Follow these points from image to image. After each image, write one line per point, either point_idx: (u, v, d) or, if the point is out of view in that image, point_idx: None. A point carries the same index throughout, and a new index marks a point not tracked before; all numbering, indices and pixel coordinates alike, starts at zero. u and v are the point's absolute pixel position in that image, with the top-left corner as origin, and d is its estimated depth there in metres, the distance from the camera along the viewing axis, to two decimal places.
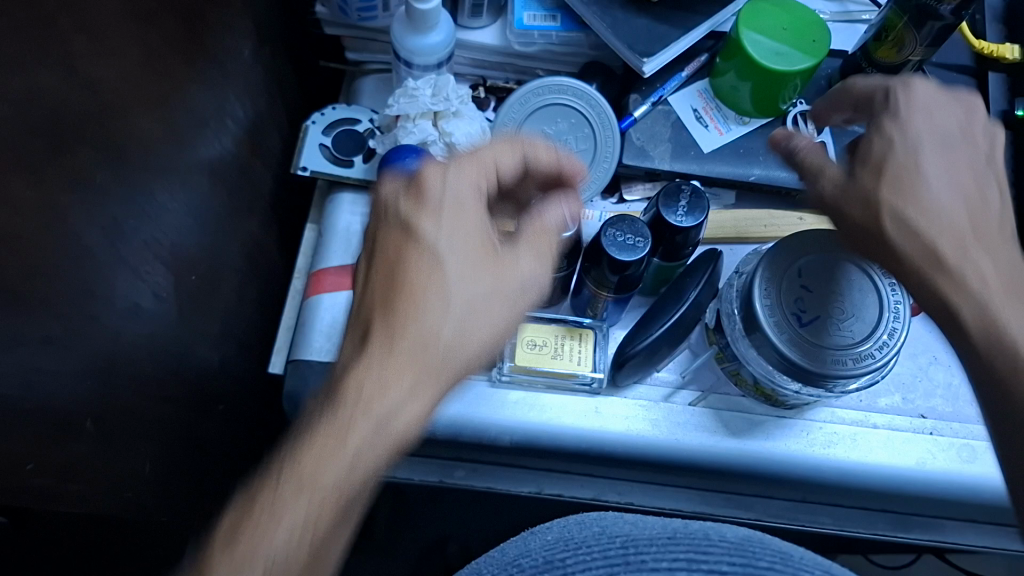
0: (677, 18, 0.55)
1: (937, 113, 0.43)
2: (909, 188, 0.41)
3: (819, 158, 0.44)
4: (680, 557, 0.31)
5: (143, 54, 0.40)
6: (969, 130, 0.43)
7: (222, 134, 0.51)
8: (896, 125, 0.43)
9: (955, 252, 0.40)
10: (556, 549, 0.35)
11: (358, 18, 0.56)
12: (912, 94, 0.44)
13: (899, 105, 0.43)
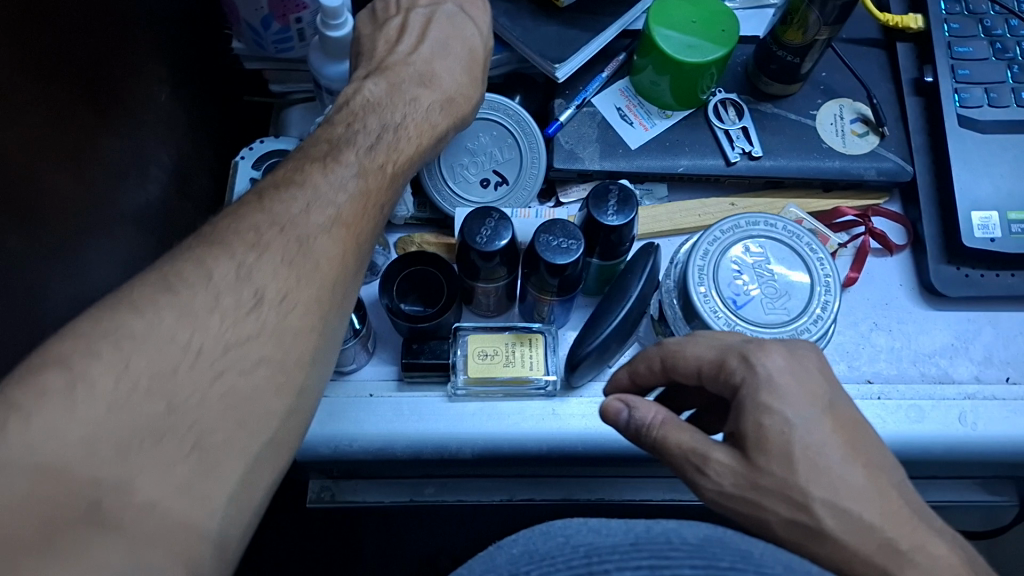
0: (586, 22, 0.56)
1: (801, 388, 0.40)
2: (823, 480, 0.38)
3: (691, 444, 0.40)
4: (642, 565, 0.28)
5: (47, 113, 0.40)
6: (834, 405, 0.41)
7: (145, 180, 0.51)
8: (785, 430, 0.39)
9: (813, 426, 0.39)
10: (522, 561, 0.31)
11: (275, 49, 0.57)
12: (765, 365, 0.41)
13: (767, 372, 0.41)
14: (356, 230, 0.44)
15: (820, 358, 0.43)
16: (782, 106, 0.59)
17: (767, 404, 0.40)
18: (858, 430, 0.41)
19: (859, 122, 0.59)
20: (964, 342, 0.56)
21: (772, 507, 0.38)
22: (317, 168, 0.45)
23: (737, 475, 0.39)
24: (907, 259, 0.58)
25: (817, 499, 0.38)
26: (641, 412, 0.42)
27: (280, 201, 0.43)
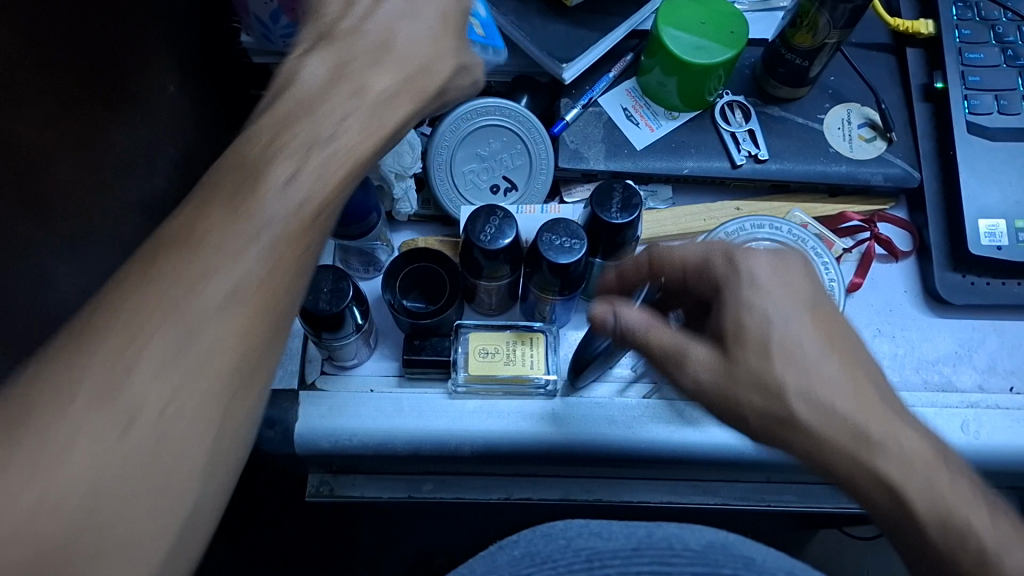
0: (594, 22, 0.56)
1: (783, 288, 0.43)
2: (797, 368, 0.41)
3: (667, 341, 0.43)
4: (643, 572, 0.32)
5: (58, 102, 0.40)
6: (815, 308, 0.43)
7: (153, 172, 0.51)
8: (763, 325, 0.42)
9: (794, 329, 0.42)
10: (523, 564, 0.34)
11: (283, 44, 0.57)
12: (751, 268, 0.43)
13: (750, 271, 0.43)
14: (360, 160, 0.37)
15: (806, 261, 0.45)
16: (790, 109, 0.59)
17: (749, 301, 0.42)
18: (838, 324, 0.43)
19: (867, 127, 0.58)
20: (967, 350, 0.55)
21: (746, 398, 0.41)
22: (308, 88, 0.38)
23: (715, 369, 0.42)
24: (912, 265, 0.58)
25: (792, 391, 0.41)
26: (625, 317, 0.44)
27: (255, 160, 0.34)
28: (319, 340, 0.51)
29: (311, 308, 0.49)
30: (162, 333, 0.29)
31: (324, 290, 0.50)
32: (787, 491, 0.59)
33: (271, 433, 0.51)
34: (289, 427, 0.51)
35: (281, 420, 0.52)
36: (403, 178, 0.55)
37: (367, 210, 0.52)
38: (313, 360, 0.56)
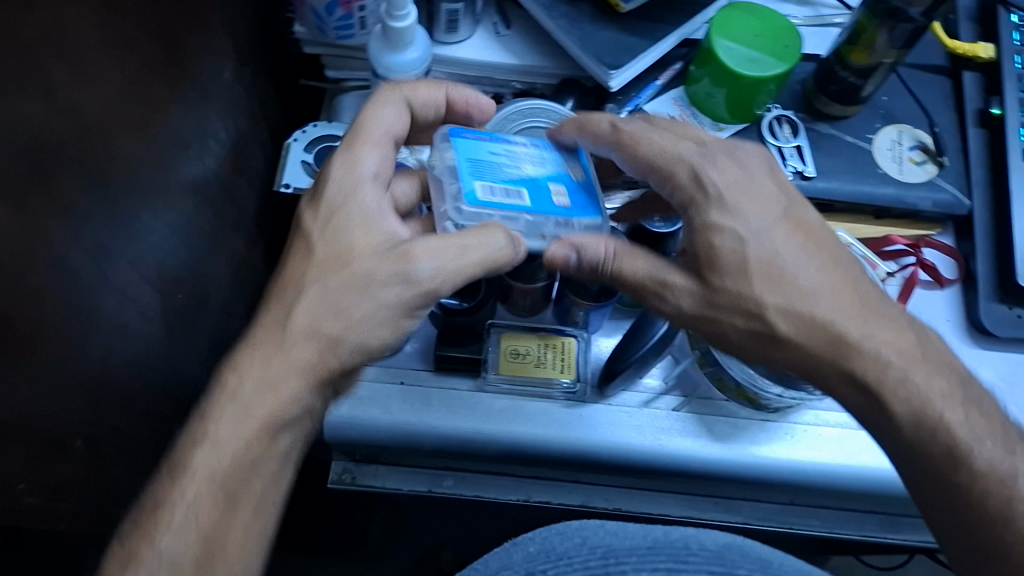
0: (645, 29, 0.56)
1: (751, 203, 0.43)
2: (778, 287, 0.42)
3: (643, 274, 0.44)
4: (658, 568, 0.30)
5: (122, 80, 0.41)
6: (783, 219, 0.44)
7: (205, 154, 0.53)
8: (736, 248, 0.42)
9: (764, 264, 0.42)
10: (537, 559, 0.32)
11: (336, 36, 0.58)
12: (713, 179, 0.44)
13: (715, 190, 0.43)
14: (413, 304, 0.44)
15: (772, 168, 0.46)
16: (839, 127, 0.58)
17: (718, 224, 0.43)
18: (806, 226, 0.44)
19: (918, 150, 0.57)
20: (1010, 384, 0.53)
21: (726, 318, 0.43)
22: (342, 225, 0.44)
23: (693, 297, 0.44)
24: (957, 294, 0.56)
25: (771, 307, 0.42)
26: (590, 247, 0.44)
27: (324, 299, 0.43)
28: None
29: None
30: (261, 429, 0.41)
31: None
32: (810, 516, 0.58)
33: None
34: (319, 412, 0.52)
35: None
36: None
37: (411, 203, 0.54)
38: None
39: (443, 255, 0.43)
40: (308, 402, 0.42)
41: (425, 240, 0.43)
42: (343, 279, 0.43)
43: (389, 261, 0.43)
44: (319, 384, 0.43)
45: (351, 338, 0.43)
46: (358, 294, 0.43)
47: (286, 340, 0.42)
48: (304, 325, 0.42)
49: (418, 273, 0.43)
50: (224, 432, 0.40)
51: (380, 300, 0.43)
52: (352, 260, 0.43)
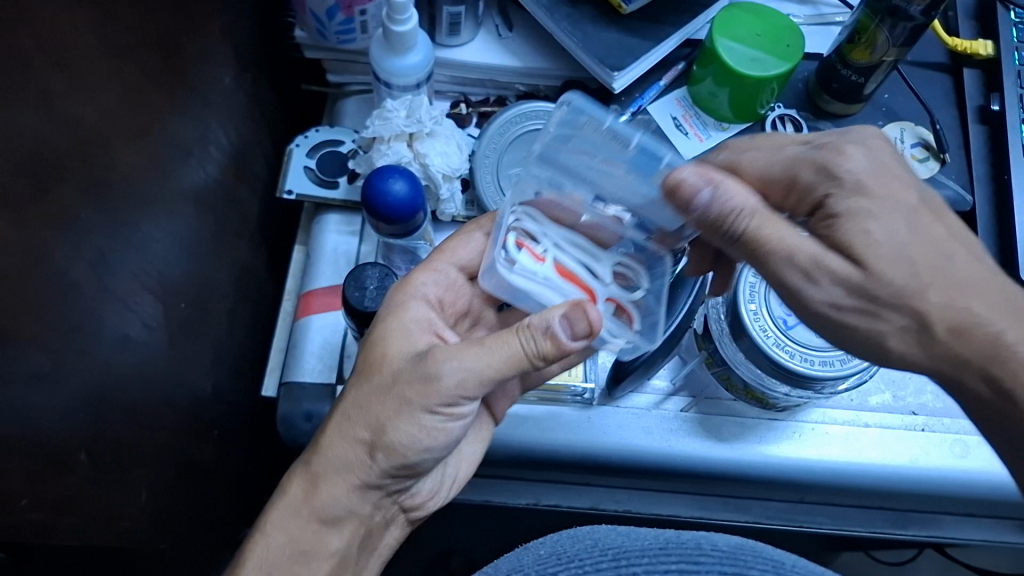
0: (647, 30, 0.56)
1: (886, 188, 0.39)
2: (937, 277, 0.37)
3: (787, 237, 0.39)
4: (671, 568, 0.29)
5: (123, 88, 0.41)
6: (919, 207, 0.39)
7: (205, 161, 0.52)
8: (891, 235, 0.38)
9: (922, 258, 0.38)
10: (549, 562, 0.32)
11: (337, 40, 0.57)
12: (848, 168, 0.40)
13: (852, 176, 0.39)
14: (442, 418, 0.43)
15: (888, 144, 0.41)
16: (842, 125, 0.58)
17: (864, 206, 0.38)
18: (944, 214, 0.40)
19: (920, 147, 0.57)
20: None
21: (889, 315, 0.38)
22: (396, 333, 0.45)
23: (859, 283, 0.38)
24: None
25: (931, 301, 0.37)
26: (727, 191, 0.41)
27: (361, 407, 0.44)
28: (360, 336, 0.51)
29: (355, 303, 0.48)
30: (314, 522, 0.44)
31: (369, 287, 0.49)
32: (819, 513, 0.56)
33: (307, 427, 0.51)
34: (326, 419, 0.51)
35: (317, 413, 0.51)
36: (451, 179, 0.55)
37: (413, 211, 0.50)
38: (351, 355, 0.54)
39: (470, 358, 0.42)
40: (354, 506, 0.46)
41: (460, 347, 0.42)
42: (376, 393, 0.43)
43: (414, 378, 0.42)
44: (359, 496, 0.45)
45: (385, 448, 0.43)
46: (402, 416, 0.42)
47: (326, 439, 0.44)
48: (332, 444, 0.43)
49: (444, 390, 0.42)
50: (276, 524, 0.44)
51: (407, 411, 0.42)
52: (381, 376, 0.43)
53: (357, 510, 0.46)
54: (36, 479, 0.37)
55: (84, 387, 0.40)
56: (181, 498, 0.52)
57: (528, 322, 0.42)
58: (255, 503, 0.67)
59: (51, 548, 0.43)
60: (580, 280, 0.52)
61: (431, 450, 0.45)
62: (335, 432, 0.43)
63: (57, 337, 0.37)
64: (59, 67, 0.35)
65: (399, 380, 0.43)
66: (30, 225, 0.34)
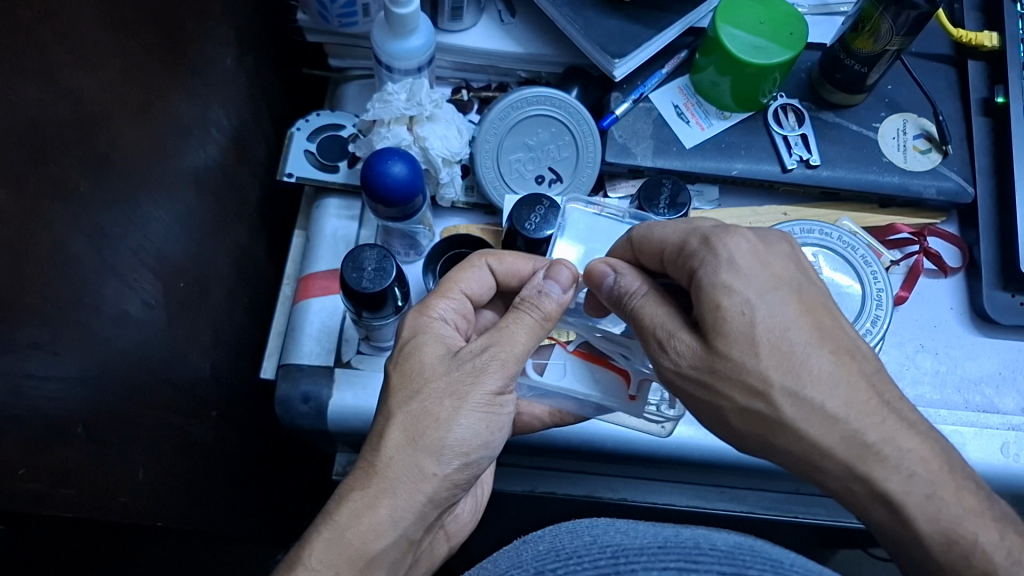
0: (649, 18, 0.56)
1: (755, 263, 0.40)
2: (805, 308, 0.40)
3: (654, 314, 0.43)
4: (669, 565, 0.27)
5: (123, 63, 0.41)
6: (795, 292, 0.40)
7: (205, 142, 0.52)
8: (753, 289, 0.39)
9: None
10: (547, 559, 0.29)
11: (338, 23, 0.57)
12: (724, 245, 0.41)
13: (725, 249, 0.41)
14: (485, 390, 0.43)
15: (793, 248, 0.42)
16: (845, 115, 0.58)
17: (724, 283, 0.40)
18: (818, 307, 0.41)
19: (922, 138, 0.58)
20: (1012, 372, 0.53)
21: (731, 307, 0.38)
22: (422, 321, 0.46)
23: (696, 357, 0.41)
24: (961, 282, 0.56)
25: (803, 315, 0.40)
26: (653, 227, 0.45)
27: (435, 402, 0.42)
28: (358, 319, 0.51)
29: (354, 284, 0.48)
30: (357, 557, 0.39)
31: (367, 269, 0.49)
32: (814, 504, 0.57)
33: (305, 408, 0.51)
34: (323, 403, 0.51)
35: (315, 395, 0.51)
36: (451, 164, 0.56)
37: (412, 195, 0.50)
38: (350, 339, 0.54)
39: (509, 342, 0.44)
40: (409, 528, 0.41)
41: (488, 339, 0.44)
42: (441, 399, 0.42)
43: (465, 373, 0.43)
44: (420, 512, 0.41)
45: (450, 448, 0.42)
46: (464, 408, 0.42)
47: (386, 456, 0.41)
48: (396, 459, 0.41)
49: (491, 379, 0.43)
50: (320, 557, 0.39)
51: (464, 404, 0.42)
52: (438, 380, 0.43)
53: (410, 534, 0.41)
54: (32, 449, 0.38)
55: (81, 363, 0.40)
56: (178, 477, 0.52)
57: (522, 299, 0.46)
58: (252, 487, 0.67)
59: (48, 521, 0.43)
60: (612, 363, 0.53)
61: (490, 445, 0.44)
62: (404, 437, 0.41)
63: (55, 311, 0.37)
64: (60, 39, 0.35)
65: (460, 371, 0.43)
66: (28, 198, 0.34)
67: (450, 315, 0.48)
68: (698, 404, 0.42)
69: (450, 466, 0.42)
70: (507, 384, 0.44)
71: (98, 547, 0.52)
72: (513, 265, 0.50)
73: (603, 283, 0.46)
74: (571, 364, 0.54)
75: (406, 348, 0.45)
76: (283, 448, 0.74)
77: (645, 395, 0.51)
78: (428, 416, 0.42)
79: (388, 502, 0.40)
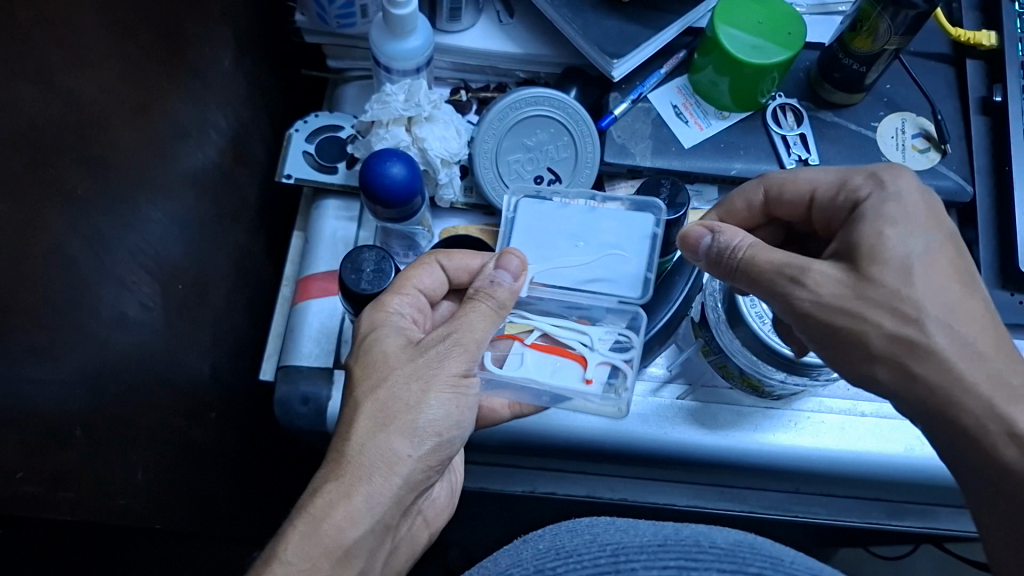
0: (647, 18, 0.56)
1: (923, 211, 0.41)
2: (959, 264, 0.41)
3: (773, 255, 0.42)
4: (669, 563, 0.27)
5: (120, 64, 0.41)
6: (948, 241, 0.41)
7: (203, 143, 0.52)
8: (907, 238, 0.40)
9: None
10: (547, 558, 0.29)
11: (337, 24, 0.57)
12: (895, 186, 0.42)
13: (895, 189, 0.42)
14: (450, 373, 0.44)
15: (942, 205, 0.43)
16: (843, 115, 0.58)
17: (890, 216, 0.41)
18: (965, 266, 0.41)
19: (921, 138, 0.58)
20: None
21: None
22: (377, 315, 0.46)
23: (841, 285, 0.40)
24: None
25: (953, 262, 0.40)
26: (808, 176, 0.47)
27: (403, 387, 0.43)
28: (357, 320, 0.51)
29: (354, 286, 0.48)
30: (334, 549, 0.39)
31: (366, 270, 0.49)
32: (816, 503, 0.56)
33: (304, 410, 0.51)
34: (322, 404, 0.51)
35: (314, 396, 0.51)
36: (449, 164, 0.56)
37: (411, 195, 0.50)
38: (348, 339, 0.54)
39: (468, 329, 0.45)
40: (386, 514, 0.41)
41: (449, 327, 0.45)
42: (405, 383, 0.43)
43: (429, 358, 0.44)
44: (396, 497, 0.42)
45: (420, 431, 0.42)
46: (430, 391, 0.43)
47: (358, 445, 0.41)
48: (367, 446, 0.41)
49: (454, 362, 0.44)
50: (297, 552, 0.38)
51: (431, 387, 0.43)
52: (402, 367, 0.44)
53: (387, 519, 0.42)
54: (31, 452, 0.37)
55: (79, 365, 0.40)
56: (177, 478, 0.52)
57: (475, 289, 0.46)
58: (252, 488, 0.67)
59: (47, 523, 0.43)
60: (573, 352, 0.50)
61: (462, 425, 0.44)
62: (374, 424, 0.42)
63: (53, 314, 0.37)
64: (57, 42, 0.35)
65: (422, 357, 0.44)
66: (25, 201, 0.34)
67: (405, 312, 0.48)
68: (837, 337, 0.41)
69: (423, 446, 0.43)
70: (472, 366, 0.45)
71: (97, 550, 0.52)
72: (462, 261, 0.50)
73: (699, 245, 0.46)
74: (529, 355, 0.51)
75: (368, 341, 0.45)
76: (282, 449, 0.74)
77: (600, 377, 0.49)
78: (394, 401, 0.42)
79: (365, 488, 0.40)
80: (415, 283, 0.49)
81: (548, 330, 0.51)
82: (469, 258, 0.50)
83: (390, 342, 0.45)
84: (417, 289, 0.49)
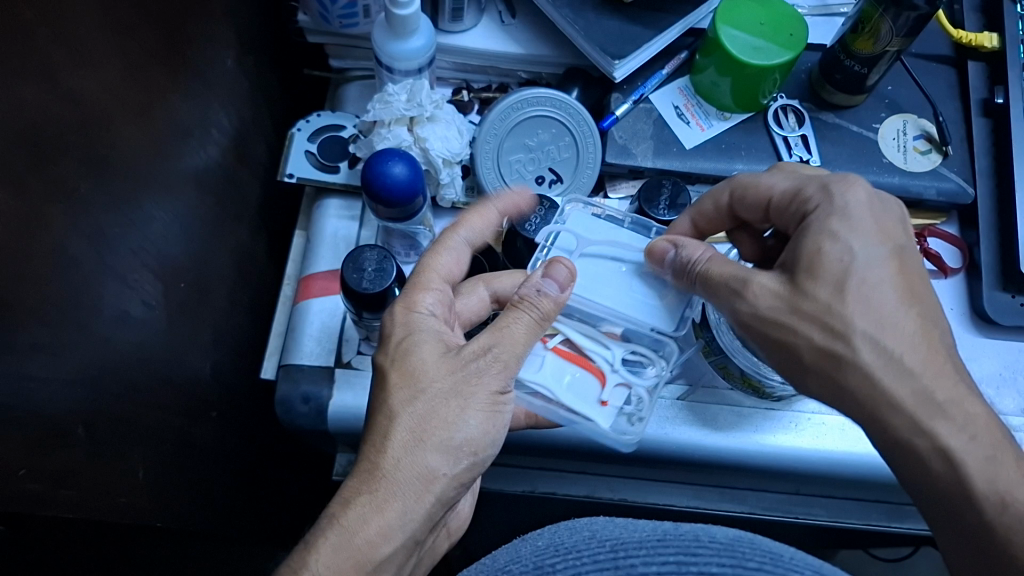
0: (649, 19, 0.56)
1: (873, 223, 0.42)
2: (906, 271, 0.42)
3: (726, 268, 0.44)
4: (669, 559, 0.27)
5: (124, 63, 0.41)
6: (899, 249, 0.42)
7: (206, 142, 0.52)
8: (846, 254, 0.41)
9: None
10: (547, 554, 0.29)
11: (339, 24, 0.58)
12: (847, 195, 0.43)
13: (845, 201, 0.43)
14: (487, 390, 0.43)
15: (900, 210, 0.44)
16: (845, 116, 0.58)
17: (832, 229, 0.42)
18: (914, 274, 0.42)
19: (922, 139, 0.58)
20: (1012, 372, 0.53)
21: None
22: (404, 312, 0.46)
23: (777, 298, 0.42)
24: (962, 283, 0.56)
25: (898, 270, 0.41)
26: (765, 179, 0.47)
27: (439, 403, 0.42)
28: (358, 319, 0.51)
29: (355, 286, 0.48)
30: (363, 560, 0.39)
31: (367, 269, 0.49)
32: (815, 505, 0.57)
33: (305, 409, 0.51)
34: (323, 403, 0.51)
35: (315, 395, 0.51)
36: (451, 164, 0.56)
37: (412, 195, 0.50)
38: (350, 339, 0.54)
39: (510, 342, 0.44)
40: (417, 529, 0.41)
41: (488, 339, 0.44)
42: (444, 399, 0.42)
43: (468, 372, 0.43)
44: (428, 513, 0.41)
45: (454, 449, 0.42)
46: (466, 408, 0.42)
47: (393, 458, 0.41)
48: (403, 460, 0.41)
49: (494, 379, 0.43)
50: (327, 563, 0.38)
51: (469, 404, 0.43)
52: (441, 380, 0.43)
53: (417, 535, 0.41)
54: (33, 448, 0.38)
55: (81, 363, 0.40)
56: (179, 476, 0.52)
57: (521, 297, 0.45)
58: (253, 488, 0.67)
59: (49, 520, 0.43)
60: (595, 365, 0.51)
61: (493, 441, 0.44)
62: (411, 442, 0.41)
63: (56, 310, 0.37)
64: (61, 41, 0.35)
65: (461, 371, 0.43)
66: (29, 198, 0.34)
67: (433, 301, 0.48)
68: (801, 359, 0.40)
69: (457, 465, 0.42)
70: (510, 383, 0.44)
71: (99, 548, 0.52)
72: (482, 228, 0.51)
73: (665, 260, 0.48)
74: (551, 360, 0.50)
75: (402, 348, 0.44)
76: (283, 448, 0.74)
77: (616, 400, 0.50)
78: (433, 416, 0.42)
79: (396, 504, 0.40)
80: (438, 265, 0.49)
81: (573, 338, 0.51)
82: (484, 217, 0.51)
83: (428, 352, 0.44)
84: (443, 273, 0.49)
